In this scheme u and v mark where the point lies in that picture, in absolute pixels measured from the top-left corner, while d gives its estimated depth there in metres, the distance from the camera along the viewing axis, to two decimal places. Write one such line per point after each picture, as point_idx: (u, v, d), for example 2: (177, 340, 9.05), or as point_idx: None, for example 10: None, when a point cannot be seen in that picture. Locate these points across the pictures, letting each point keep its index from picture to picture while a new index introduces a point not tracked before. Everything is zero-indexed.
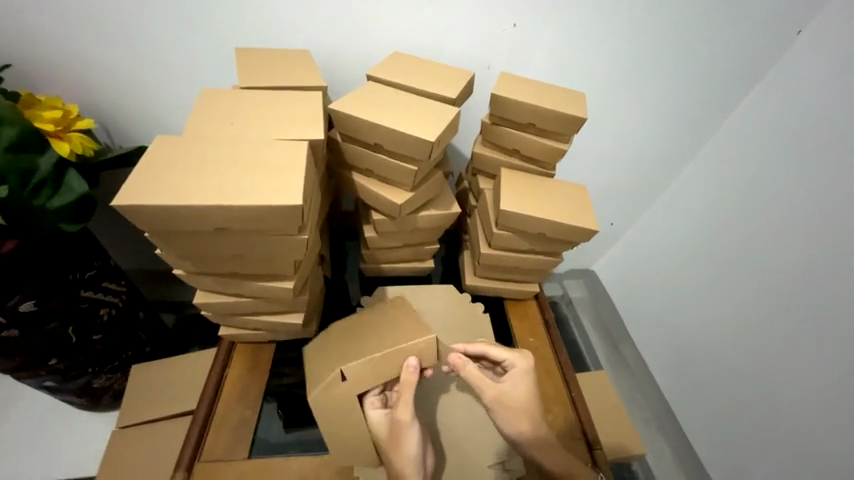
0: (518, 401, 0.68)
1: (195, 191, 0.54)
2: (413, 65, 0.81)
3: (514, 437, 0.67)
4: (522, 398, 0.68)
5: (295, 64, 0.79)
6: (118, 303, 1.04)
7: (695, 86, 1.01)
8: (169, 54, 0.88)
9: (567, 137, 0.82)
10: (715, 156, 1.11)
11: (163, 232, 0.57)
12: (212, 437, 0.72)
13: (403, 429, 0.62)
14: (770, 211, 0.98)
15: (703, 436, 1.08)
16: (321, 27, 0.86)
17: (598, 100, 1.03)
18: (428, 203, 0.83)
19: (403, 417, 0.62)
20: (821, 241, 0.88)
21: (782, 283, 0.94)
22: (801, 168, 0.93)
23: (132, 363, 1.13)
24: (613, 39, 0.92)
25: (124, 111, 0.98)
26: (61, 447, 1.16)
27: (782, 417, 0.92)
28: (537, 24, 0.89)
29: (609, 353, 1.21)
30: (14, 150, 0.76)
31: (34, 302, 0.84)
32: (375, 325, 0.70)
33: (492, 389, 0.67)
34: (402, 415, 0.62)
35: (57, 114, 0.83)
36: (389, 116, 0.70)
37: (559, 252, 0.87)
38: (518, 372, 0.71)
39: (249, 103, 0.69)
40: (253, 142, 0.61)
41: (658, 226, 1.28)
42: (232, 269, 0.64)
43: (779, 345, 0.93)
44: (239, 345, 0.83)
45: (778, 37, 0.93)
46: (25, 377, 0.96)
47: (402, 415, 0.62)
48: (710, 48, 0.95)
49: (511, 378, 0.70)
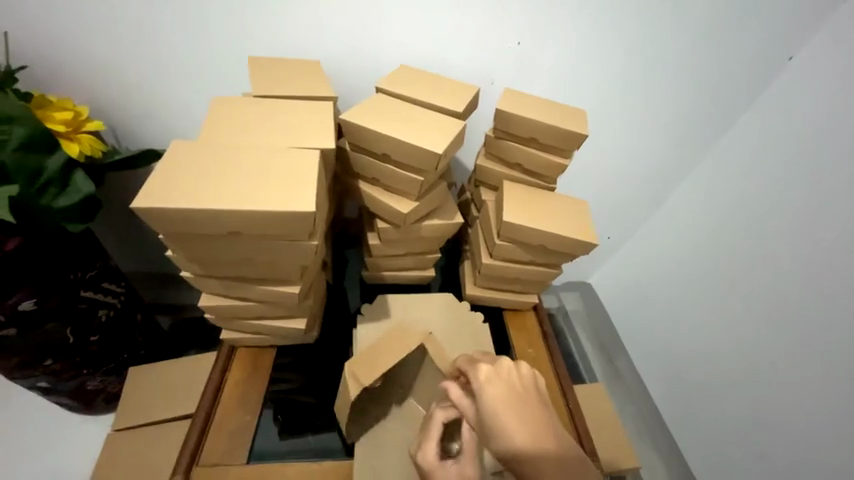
0: (504, 390, 0.58)
1: (213, 194, 0.55)
2: (421, 79, 0.84)
3: (493, 411, 0.56)
4: (517, 379, 0.60)
5: (306, 74, 0.81)
6: (116, 304, 1.04)
7: (690, 107, 1.05)
8: (179, 63, 0.90)
9: (569, 153, 0.85)
10: (709, 176, 1.14)
11: (177, 234, 0.58)
12: (210, 442, 0.72)
13: (431, 429, 0.63)
14: (768, 228, 1.00)
15: (696, 448, 1.09)
16: (332, 40, 0.89)
17: (598, 117, 1.06)
18: (431, 213, 0.84)
19: (438, 421, 0.64)
20: (820, 259, 0.90)
21: (771, 298, 0.97)
22: (799, 189, 0.95)
23: (127, 365, 1.12)
24: (612, 59, 0.96)
25: (131, 116, 0.99)
26: (51, 450, 1.14)
27: (778, 434, 0.93)
28: (540, 43, 0.92)
29: (604, 364, 1.23)
30: (23, 149, 0.77)
31: (33, 301, 0.85)
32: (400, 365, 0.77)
33: (479, 372, 0.60)
34: (440, 412, 0.65)
35: (69, 115, 0.83)
36: (398, 128, 0.72)
37: (559, 264, 0.89)
38: (494, 373, 0.60)
39: (262, 111, 0.71)
40: (268, 149, 0.63)
41: (654, 241, 1.29)
42: (240, 272, 0.65)
43: (774, 362, 0.95)
44: (240, 349, 0.84)
45: (770, 63, 0.97)
46: (19, 377, 0.95)
47: (435, 418, 0.64)
48: (706, 72, 0.99)
49: (486, 368, 0.61)
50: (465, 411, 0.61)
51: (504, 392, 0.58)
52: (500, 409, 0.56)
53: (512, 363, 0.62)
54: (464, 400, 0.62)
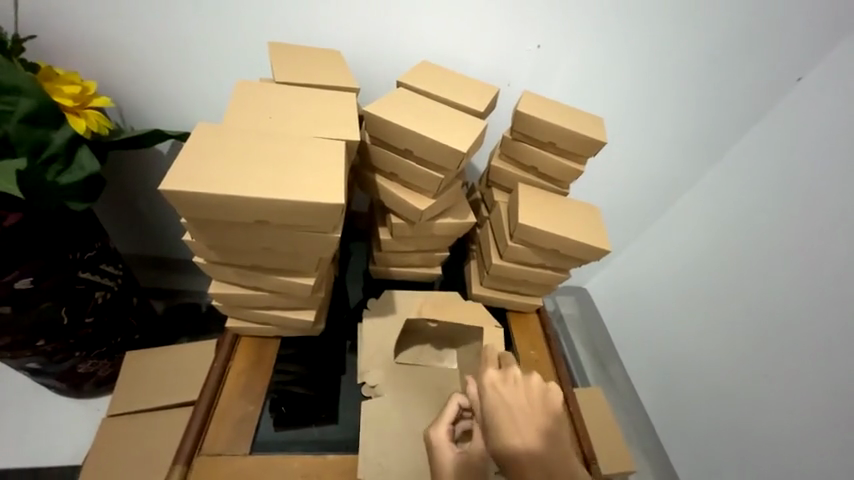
0: (507, 394, 0.59)
1: (237, 180, 0.54)
2: (442, 76, 0.83)
3: (492, 412, 0.58)
4: (522, 388, 0.59)
5: (327, 63, 0.80)
6: (113, 287, 1.01)
7: (700, 121, 1.07)
8: (191, 43, 0.88)
9: (584, 159, 0.85)
10: (711, 189, 1.16)
11: (198, 219, 0.56)
12: (212, 430, 0.71)
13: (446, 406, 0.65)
14: (767, 244, 1.02)
15: (686, 457, 1.11)
16: (352, 30, 0.87)
17: (610, 124, 1.07)
18: (445, 211, 0.84)
19: (455, 403, 0.66)
20: (821, 279, 0.91)
21: (766, 313, 0.99)
22: (801, 208, 0.96)
23: (121, 349, 1.10)
24: (630, 68, 0.97)
25: (138, 95, 0.96)
26: (37, 432, 1.11)
27: (766, 445, 0.96)
28: (559, 48, 0.92)
29: (596, 369, 1.24)
30: (28, 123, 0.75)
31: (30, 280, 0.82)
32: (458, 330, 0.85)
33: (489, 375, 0.62)
34: (456, 395, 0.67)
35: (76, 90, 0.80)
36: (421, 124, 0.71)
37: (566, 269, 0.90)
38: (502, 379, 0.61)
39: (283, 98, 0.69)
40: (292, 138, 0.62)
41: (654, 250, 1.31)
42: (254, 261, 0.64)
43: (767, 375, 0.97)
44: (243, 338, 0.82)
45: (779, 82, 0.99)
46: (9, 356, 0.92)
47: (451, 399, 0.66)
48: (717, 89, 1.01)
49: (494, 372, 0.62)
50: (476, 405, 0.63)
51: (507, 396, 0.59)
52: (499, 410, 0.57)
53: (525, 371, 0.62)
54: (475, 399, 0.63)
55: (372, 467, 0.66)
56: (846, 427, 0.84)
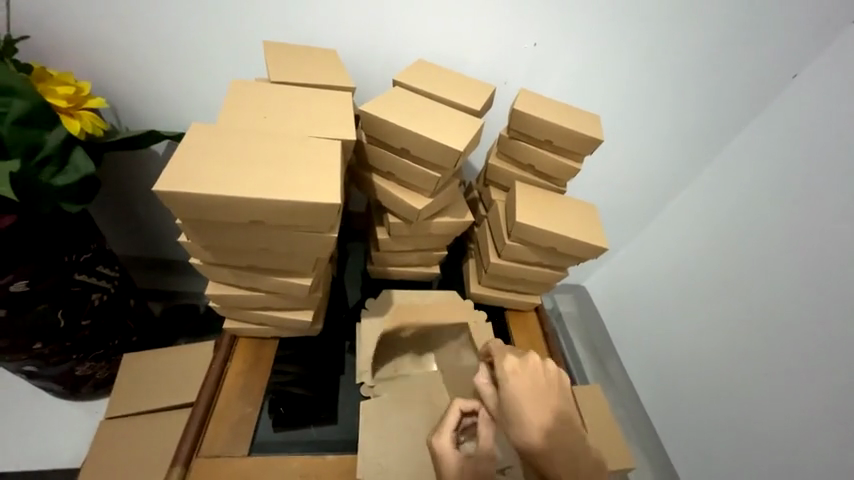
0: (528, 383, 0.59)
1: (233, 181, 0.54)
2: (438, 74, 0.83)
3: (514, 401, 0.58)
4: (542, 373, 0.61)
5: (322, 62, 0.79)
6: (110, 289, 1.01)
7: (696, 118, 1.07)
8: (185, 42, 0.88)
9: (581, 156, 0.85)
10: (709, 186, 1.16)
11: (194, 220, 0.56)
12: (210, 432, 0.71)
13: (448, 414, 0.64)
14: (764, 240, 1.02)
15: (685, 453, 1.11)
16: (347, 29, 0.87)
17: (607, 122, 1.07)
18: (443, 210, 0.84)
19: (456, 409, 0.65)
20: (819, 275, 0.91)
21: (765, 309, 0.99)
22: (798, 204, 0.97)
23: (118, 352, 1.09)
24: (626, 65, 0.97)
25: (132, 95, 0.96)
26: (35, 435, 1.11)
27: (765, 440, 0.96)
28: (555, 45, 0.92)
29: (595, 366, 1.26)
30: (22, 124, 0.74)
31: (26, 282, 0.82)
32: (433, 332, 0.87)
33: (510, 364, 0.61)
34: (457, 401, 0.66)
35: (70, 90, 0.80)
36: (418, 123, 0.71)
37: (565, 267, 0.90)
38: (522, 367, 0.61)
39: (278, 97, 0.69)
40: (288, 137, 0.61)
41: (652, 247, 1.31)
42: (251, 261, 0.64)
43: (765, 370, 0.98)
44: (241, 339, 0.82)
45: (776, 78, 0.99)
46: (5, 360, 0.92)
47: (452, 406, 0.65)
48: (712, 86, 1.01)
49: (514, 360, 0.61)
50: (488, 394, 0.63)
51: (528, 385, 0.59)
52: (521, 399, 0.58)
53: (540, 358, 0.63)
54: (488, 391, 0.63)
55: (371, 467, 0.66)
56: (844, 421, 0.84)
